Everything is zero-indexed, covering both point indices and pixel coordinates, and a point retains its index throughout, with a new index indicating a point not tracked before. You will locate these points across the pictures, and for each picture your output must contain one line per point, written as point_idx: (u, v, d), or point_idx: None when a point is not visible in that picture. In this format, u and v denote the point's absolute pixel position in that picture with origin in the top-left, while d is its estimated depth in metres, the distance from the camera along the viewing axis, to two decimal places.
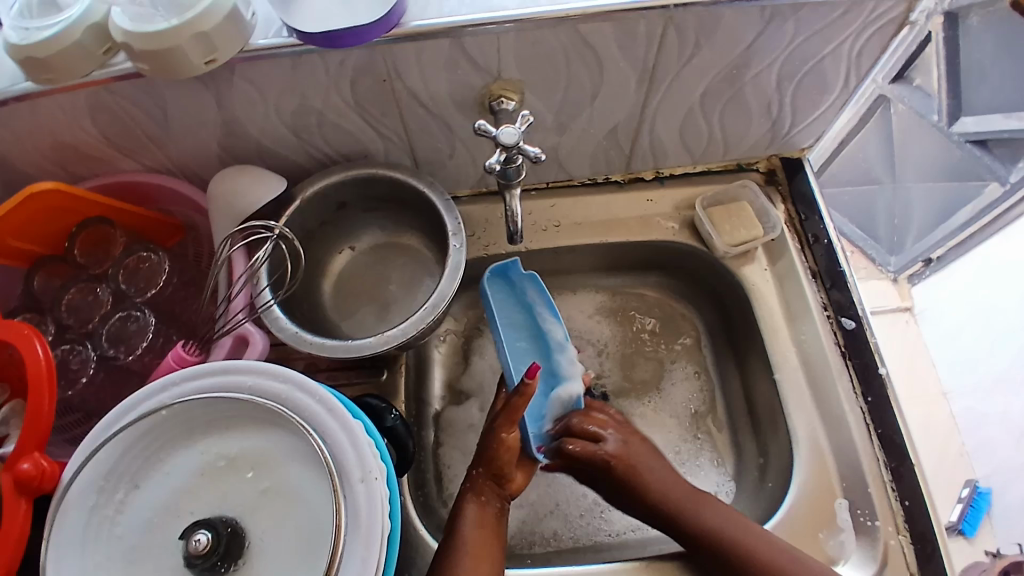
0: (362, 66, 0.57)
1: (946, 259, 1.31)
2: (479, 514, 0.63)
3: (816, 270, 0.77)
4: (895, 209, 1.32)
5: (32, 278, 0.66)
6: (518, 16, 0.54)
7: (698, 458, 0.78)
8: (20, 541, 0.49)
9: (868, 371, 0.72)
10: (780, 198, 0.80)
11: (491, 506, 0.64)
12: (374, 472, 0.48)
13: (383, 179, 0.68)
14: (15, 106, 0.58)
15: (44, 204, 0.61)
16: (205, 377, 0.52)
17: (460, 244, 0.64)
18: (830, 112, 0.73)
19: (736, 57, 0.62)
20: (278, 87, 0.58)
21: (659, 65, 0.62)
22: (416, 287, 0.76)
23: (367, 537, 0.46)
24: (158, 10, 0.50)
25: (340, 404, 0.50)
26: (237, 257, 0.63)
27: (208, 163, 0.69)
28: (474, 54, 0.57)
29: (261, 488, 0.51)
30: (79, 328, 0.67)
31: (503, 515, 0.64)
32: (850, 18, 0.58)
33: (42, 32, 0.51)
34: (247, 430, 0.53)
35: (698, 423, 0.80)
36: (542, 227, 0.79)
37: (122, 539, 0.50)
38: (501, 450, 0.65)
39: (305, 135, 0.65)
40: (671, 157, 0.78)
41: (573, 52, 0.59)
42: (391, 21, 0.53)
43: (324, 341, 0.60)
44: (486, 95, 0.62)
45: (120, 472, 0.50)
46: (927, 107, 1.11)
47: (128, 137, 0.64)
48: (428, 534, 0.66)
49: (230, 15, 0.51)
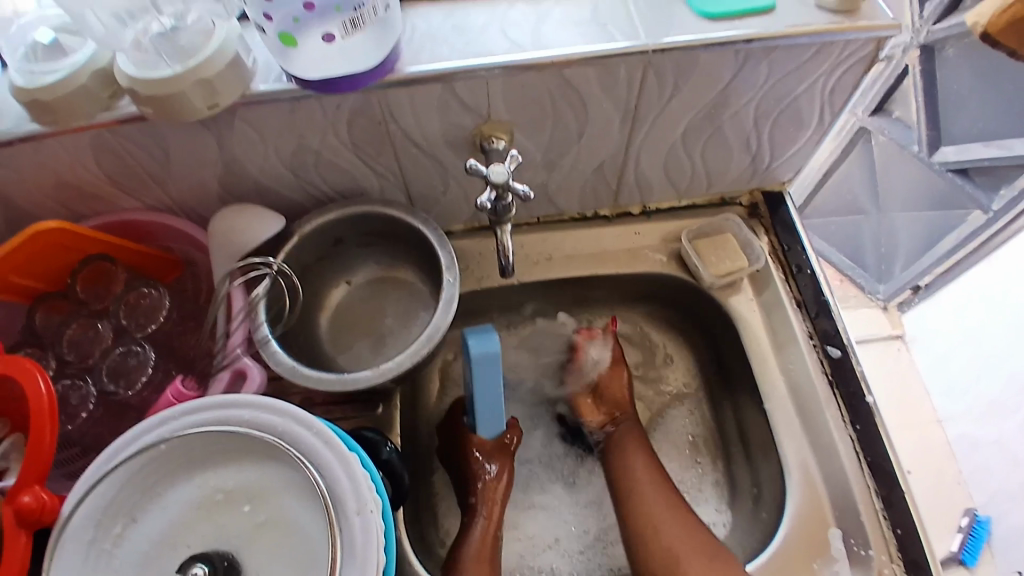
0: (358, 109, 0.59)
1: (932, 287, 1.36)
2: (479, 549, 0.65)
3: (801, 301, 0.78)
4: (881, 239, 1.37)
5: (33, 314, 0.67)
6: (505, 62, 0.57)
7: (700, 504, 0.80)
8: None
9: (855, 400, 0.72)
10: (764, 230, 0.83)
11: (493, 530, 0.68)
12: (369, 505, 0.49)
13: (379, 215, 0.70)
14: (20, 147, 0.60)
15: (48, 241, 0.62)
16: (203, 411, 0.53)
17: (454, 279, 0.66)
18: (809, 147, 0.76)
19: (716, 96, 0.65)
20: (277, 128, 0.61)
21: (641, 105, 0.65)
22: (410, 319, 0.77)
23: (362, 569, 0.46)
24: (163, 57, 0.53)
25: (335, 437, 0.51)
26: (236, 293, 0.64)
27: (208, 202, 0.71)
28: (465, 97, 0.60)
29: (258, 521, 0.52)
30: (79, 363, 0.68)
31: (496, 545, 0.67)
32: (822, 58, 0.62)
33: (47, 77, 0.54)
34: (244, 462, 0.53)
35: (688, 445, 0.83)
36: (534, 260, 0.81)
37: (118, 574, 0.50)
38: (488, 489, 0.71)
39: (302, 173, 0.68)
40: (657, 191, 0.80)
41: (559, 94, 0.62)
42: (385, 69, 0.56)
43: (320, 374, 0.61)
44: (477, 136, 0.65)
45: (118, 506, 0.51)
46: (906, 137, 1.15)
47: (131, 176, 0.66)
48: (423, 569, 0.66)
49: (232, 62, 0.54)
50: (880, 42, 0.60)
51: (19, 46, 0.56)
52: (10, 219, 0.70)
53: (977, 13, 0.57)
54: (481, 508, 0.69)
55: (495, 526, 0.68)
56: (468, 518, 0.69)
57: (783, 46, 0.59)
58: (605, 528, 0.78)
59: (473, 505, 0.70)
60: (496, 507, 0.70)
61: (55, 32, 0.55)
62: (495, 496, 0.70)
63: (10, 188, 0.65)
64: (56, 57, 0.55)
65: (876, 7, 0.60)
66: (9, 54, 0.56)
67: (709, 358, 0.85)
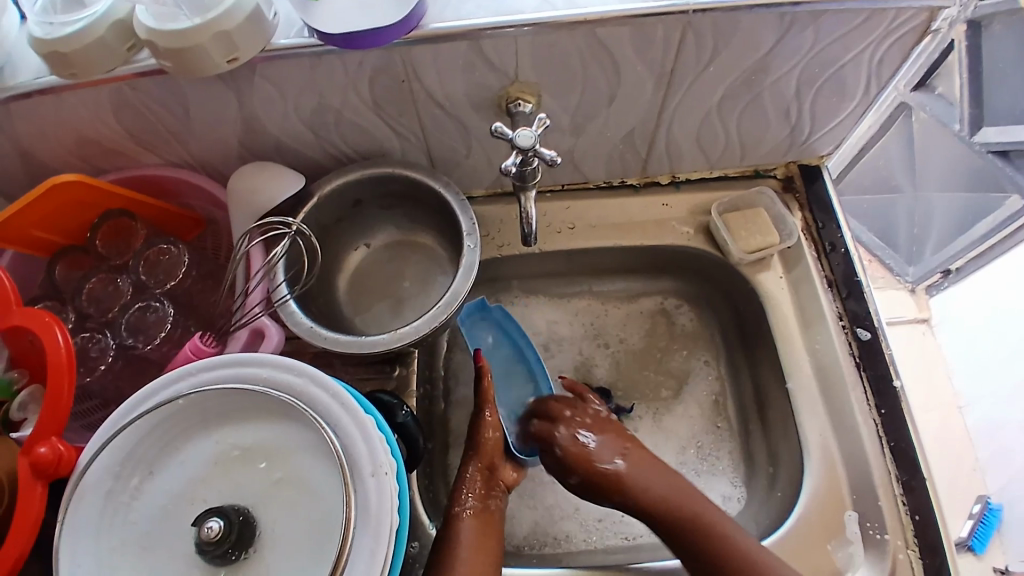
0: (381, 67, 0.57)
1: (964, 271, 1.32)
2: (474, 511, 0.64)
3: (832, 279, 0.76)
4: (916, 217, 1.32)
5: (54, 267, 0.67)
6: (536, 19, 0.55)
7: (720, 452, 0.79)
8: (36, 524, 0.50)
9: (882, 383, 0.71)
10: (797, 205, 0.80)
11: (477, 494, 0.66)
12: (384, 467, 0.48)
13: (400, 178, 0.69)
14: (40, 99, 0.59)
15: (67, 195, 0.62)
16: (219, 369, 0.52)
17: (475, 244, 0.64)
18: (850, 120, 0.72)
19: (755, 63, 0.62)
20: (298, 86, 0.59)
21: (676, 69, 0.62)
22: (430, 284, 0.76)
23: (376, 529, 0.46)
24: (181, 9, 0.51)
25: (352, 398, 0.51)
26: (255, 252, 0.63)
27: (229, 161, 0.70)
28: (492, 56, 0.58)
29: (274, 479, 0.52)
30: (99, 318, 0.67)
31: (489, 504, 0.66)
32: (873, 24, 0.58)
33: (66, 28, 0.53)
34: (261, 420, 0.53)
35: (721, 407, 0.81)
36: (557, 229, 0.79)
37: (135, 525, 0.51)
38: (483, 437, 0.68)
39: (323, 133, 0.66)
40: (688, 161, 0.78)
41: (590, 56, 0.59)
42: (410, 23, 0.53)
43: (338, 336, 0.60)
44: (503, 97, 0.63)
45: (136, 459, 0.51)
46: (949, 115, 1.10)
47: (151, 132, 0.65)
48: (424, 514, 0.67)
49: (252, 15, 0.52)
50: (934, 11, 0.56)
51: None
52: (33, 172, 0.70)
53: None
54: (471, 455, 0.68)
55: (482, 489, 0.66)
56: (457, 478, 0.67)
57: (832, 10, 0.56)
58: None
59: (467, 461, 0.68)
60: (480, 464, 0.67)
61: None
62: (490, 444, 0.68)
63: (30, 141, 0.65)
64: (76, 10, 0.54)
65: None
66: (27, 4, 0.55)
67: (732, 335, 0.83)
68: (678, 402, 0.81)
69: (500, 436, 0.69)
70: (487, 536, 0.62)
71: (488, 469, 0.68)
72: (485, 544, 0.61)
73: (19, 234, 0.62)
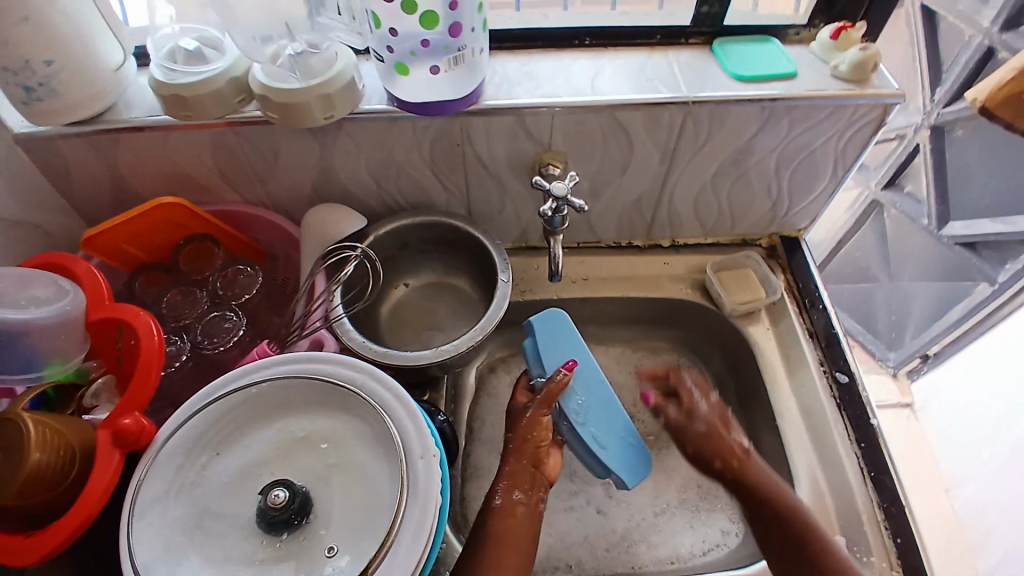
0: (442, 131, 0.71)
1: (942, 355, 1.44)
2: (507, 516, 0.65)
3: (813, 331, 0.86)
4: (893, 304, 1.46)
5: (134, 280, 0.78)
6: (569, 102, 0.69)
7: (719, 491, 0.86)
8: (108, 489, 0.56)
9: (861, 420, 0.79)
10: (781, 269, 0.92)
11: (512, 495, 0.67)
12: (432, 451, 0.56)
13: (443, 225, 0.81)
14: (152, 133, 0.72)
15: (165, 215, 0.74)
16: (290, 365, 0.62)
17: (508, 279, 0.75)
18: (823, 198, 0.86)
19: (742, 145, 0.76)
20: (372, 143, 0.72)
21: (679, 147, 0.76)
22: (461, 321, 0.86)
23: (423, 502, 0.54)
24: (292, 73, 0.65)
25: (405, 392, 0.60)
26: (319, 278, 0.74)
27: (297, 203, 0.82)
28: (531, 129, 0.71)
29: (329, 463, 0.60)
30: (176, 322, 0.76)
31: (530, 506, 0.67)
32: (836, 118, 0.73)
33: (188, 77, 0.65)
34: (321, 411, 0.62)
35: None
36: (572, 280, 0.91)
37: (199, 498, 0.58)
38: (530, 432, 0.71)
39: (383, 183, 0.79)
40: (685, 227, 0.91)
41: (609, 132, 0.73)
42: (472, 99, 0.67)
43: (387, 350, 0.70)
44: (537, 162, 0.76)
45: (208, 438, 0.59)
46: (917, 211, 1.28)
47: (237, 172, 0.77)
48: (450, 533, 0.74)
49: (349, 84, 0.66)
50: (886, 107, 0.72)
51: (164, 47, 0.67)
52: (117, 199, 0.81)
53: (977, 90, 0.72)
54: (513, 454, 0.70)
55: (519, 491, 0.67)
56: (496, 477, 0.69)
57: (802, 106, 0.71)
58: (629, 528, 0.83)
59: (508, 458, 0.70)
60: (523, 466, 0.69)
61: (198, 42, 0.66)
62: (537, 438, 0.71)
63: (126, 169, 0.76)
64: (197, 64, 0.66)
65: (884, 80, 0.71)
66: (154, 51, 0.67)
67: (728, 384, 0.91)
68: None
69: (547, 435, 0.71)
70: (519, 532, 0.64)
71: (534, 465, 0.70)
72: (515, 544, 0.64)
73: (112, 247, 0.73)
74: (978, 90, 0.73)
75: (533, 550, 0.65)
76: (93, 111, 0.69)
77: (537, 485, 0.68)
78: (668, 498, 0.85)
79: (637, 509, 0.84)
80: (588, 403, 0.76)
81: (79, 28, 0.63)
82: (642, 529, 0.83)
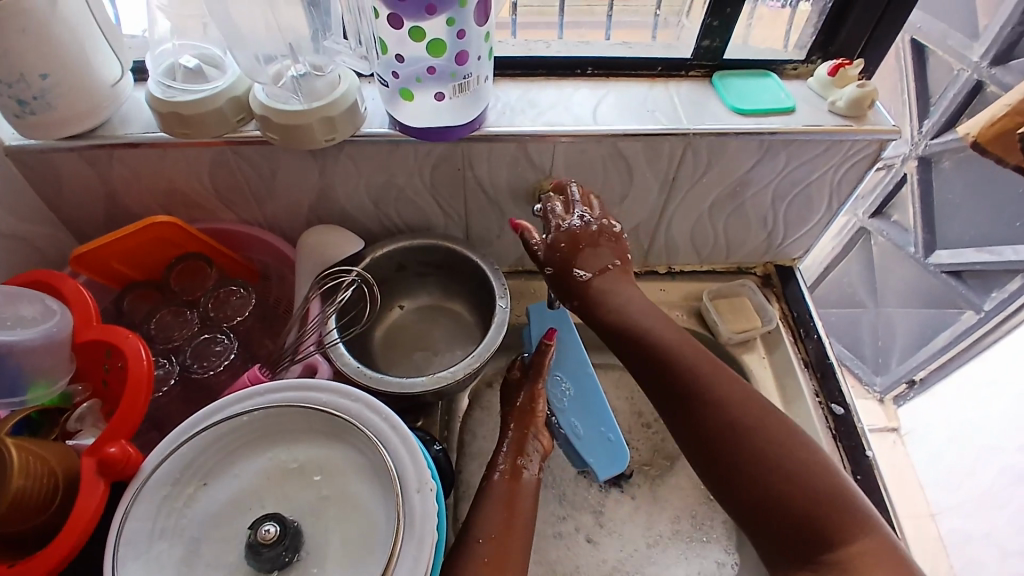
0: (444, 156, 0.71)
1: (927, 382, 1.45)
2: (505, 498, 0.65)
3: (807, 361, 0.87)
4: (879, 332, 1.48)
5: (123, 298, 0.76)
6: (571, 131, 0.69)
7: (713, 521, 0.84)
8: (91, 520, 0.54)
9: (856, 453, 0.78)
10: (775, 298, 0.93)
11: (513, 462, 0.69)
12: (428, 484, 0.55)
13: (441, 249, 0.80)
14: (149, 151, 0.71)
15: (158, 234, 0.72)
16: (283, 392, 0.60)
17: (507, 305, 0.75)
18: (818, 229, 0.87)
19: (740, 177, 0.76)
20: (372, 166, 0.72)
21: (678, 178, 0.76)
22: (456, 346, 0.85)
23: (419, 539, 0.52)
24: (295, 95, 0.65)
25: (401, 422, 0.58)
26: (314, 301, 0.73)
27: (293, 223, 0.81)
28: (533, 156, 0.72)
29: (322, 494, 0.58)
30: (165, 343, 0.75)
31: (531, 478, 0.69)
32: (833, 153, 0.74)
33: (189, 95, 0.64)
34: (314, 440, 0.60)
35: None
36: None
37: (186, 530, 0.56)
38: (529, 401, 0.75)
39: (381, 206, 0.78)
40: (682, 255, 0.91)
41: (610, 161, 0.73)
42: (475, 124, 0.68)
43: (381, 376, 0.69)
44: (536, 189, 0.76)
45: (197, 467, 0.57)
46: (904, 240, 1.30)
47: (233, 190, 0.76)
48: None
49: (352, 107, 0.65)
50: (882, 143, 0.73)
51: (164, 65, 0.66)
52: (108, 214, 0.79)
53: (969, 126, 0.72)
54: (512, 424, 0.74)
55: (522, 457, 0.70)
56: (498, 444, 0.72)
57: (800, 140, 0.72)
58: (621, 559, 0.82)
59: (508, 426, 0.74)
60: (522, 434, 0.72)
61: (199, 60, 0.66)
62: (535, 407, 0.75)
63: (120, 185, 0.75)
64: (198, 81, 0.66)
65: (881, 116, 0.72)
66: (152, 67, 0.66)
67: None
68: (672, 470, 0.89)
69: (544, 408, 0.75)
70: (521, 499, 0.66)
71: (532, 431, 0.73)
72: (517, 507, 0.65)
73: (102, 265, 0.72)
74: (970, 125, 0.73)
75: (530, 533, 0.64)
76: (89, 126, 0.68)
77: (535, 452, 0.71)
78: (661, 528, 0.84)
79: (629, 540, 0.83)
80: (573, 393, 0.80)
81: (79, 43, 0.62)
82: (635, 560, 0.82)
